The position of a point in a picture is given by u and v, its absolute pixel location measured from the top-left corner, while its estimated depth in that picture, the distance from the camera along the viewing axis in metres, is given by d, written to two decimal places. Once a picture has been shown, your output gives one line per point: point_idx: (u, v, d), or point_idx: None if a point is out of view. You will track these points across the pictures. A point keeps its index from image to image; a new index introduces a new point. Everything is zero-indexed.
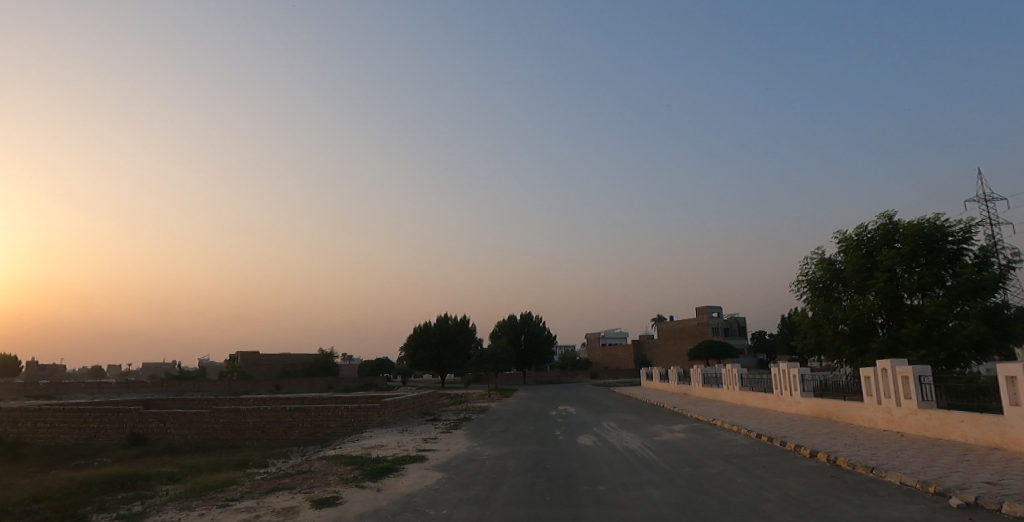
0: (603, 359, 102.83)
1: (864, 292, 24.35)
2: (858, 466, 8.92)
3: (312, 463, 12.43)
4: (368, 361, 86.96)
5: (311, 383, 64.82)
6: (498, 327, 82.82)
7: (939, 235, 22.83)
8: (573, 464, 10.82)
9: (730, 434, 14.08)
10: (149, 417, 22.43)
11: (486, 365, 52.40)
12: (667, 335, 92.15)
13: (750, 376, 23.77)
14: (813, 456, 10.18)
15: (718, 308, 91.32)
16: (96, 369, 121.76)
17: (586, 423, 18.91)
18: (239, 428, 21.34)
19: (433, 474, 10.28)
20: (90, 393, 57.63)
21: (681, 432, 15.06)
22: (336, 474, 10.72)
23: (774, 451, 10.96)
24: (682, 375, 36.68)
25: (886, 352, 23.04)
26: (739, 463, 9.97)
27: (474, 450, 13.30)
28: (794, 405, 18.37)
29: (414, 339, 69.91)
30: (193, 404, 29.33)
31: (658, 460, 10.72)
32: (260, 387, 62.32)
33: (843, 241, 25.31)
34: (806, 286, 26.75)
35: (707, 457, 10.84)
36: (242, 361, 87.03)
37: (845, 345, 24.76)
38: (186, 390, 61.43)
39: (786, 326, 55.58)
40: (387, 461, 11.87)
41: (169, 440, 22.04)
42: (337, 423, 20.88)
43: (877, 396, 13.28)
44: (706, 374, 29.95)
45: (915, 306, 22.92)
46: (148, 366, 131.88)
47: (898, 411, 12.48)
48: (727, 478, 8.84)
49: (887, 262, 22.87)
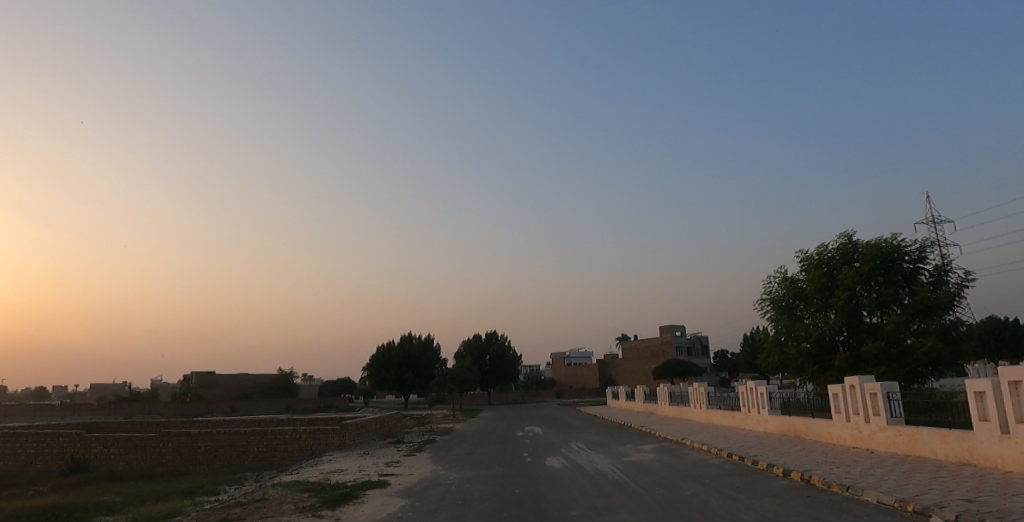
0: (567, 379, 102.61)
1: (825, 310, 24.63)
2: (834, 484, 8.74)
3: (265, 491, 11.74)
4: (329, 382, 85.03)
5: (269, 405, 62.93)
6: (463, 346, 82.00)
7: (896, 254, 23.28)
8: (541, 488, 10.41)
9: (700, 454, 13.86)
10: (92, 442, 21.24)
11: (450, 385, 51.68)
12: (631, 354, 92.52)
13: (715, 395, 23.74)
14: (786, 476, 9.99)
15: (681, 327, 92.25)
16: (42, 392, 116.68)
17: (553, 444, 18.52)
18: (190, 454, 20.35)
19: (395, 501, 9.77)
20: (32, 416, 54.88)
21: (651, 453, 14.76)
22: (290, 502, 10.10)
23: (746, 471, 10.76)
24: (647, 394, 36.58)
25: (848, 370, 23.28)
26: (713, 484, 9.72)
27: (438, 474, 12.80)
28: (761, 423, 18.31)
29: (377, 359, 68.67)
30: (141, 427, 27.98)
31: (630, 482, 10.42)
32: (215, 409, 60.26)
33: (804, 260, 25.63)
34: (769, 305, 26.97)
35: (679, 478, 10.56)
36: (198, 381, 84.32)
37: (807, 363, 24.95)
38: (136, 412, 58.97)
39: (749, 345, 56.23)
40: (346, 487, 11.29)
41: (113, 466, 20.87)
42: (294, 447, 20.06)
43: (846, 413, 13.24)
44: (672, 392, 29.88)
45: (874, 324, 23.25)
46: (98, 388, 127.00)
47: (867, 428, 12.44)
48: (701, 501, 8.57)
49: (847, 281, 23.19)
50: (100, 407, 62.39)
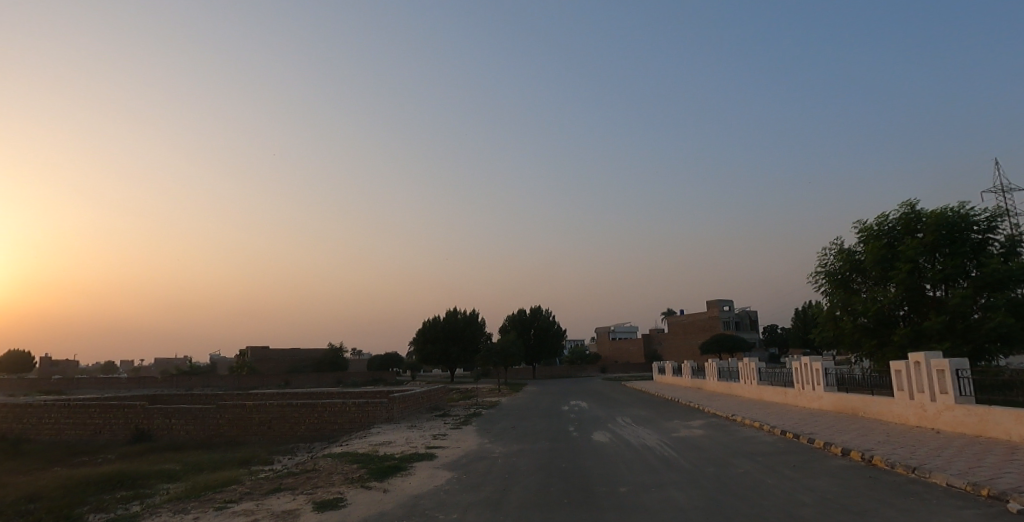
0: (613, 354, 102.23)
1: (885, 283, 23.65)
2: (897, 465, 8.34)
3: (316, 461, 11.93)
4: (377, 356, 86.73)
5: (320, 378, 64.59)
6: (508, 321, 82.35)
7: (963, 224, 22.09)
8: (588, 464, 10.26)
9: (751, 431, 13.50)
10: (153, 413, 22.08)
11: (496, 360, 52.07)
12: (677, 329, 91.46)
13: (767, 370, 23.14)
14: (845, 455, 9.59)
15: (729, 302, 90.51)
16: (110, 365, 122.60)
17: (599, 419, 18.37)
18: (245, 424, 20.97)
19: (442, 474, 9.76)
20: (101, 388, 57.72)
21: (700, 429, 14.44)
22: (340, 473, 10.22)
23: (801, 450, 10.38)
24: (695, 370, 36.07)
25: (908, 346, 22.35)
26: (767, 463, 9.39)
27: (484, 447, 12.79)
28: (816, 400, 17.74)
29: (423, 334, 69.63)
30: (200, 399, 29.01)
31: (679, 459, 10.17)
32: (269, 382, 62.25)
33: (863, 231, 24.57)
34: (824, 278, 26.04)
35: (731, 456, 10.25)
36: (253, 355, 87.21)
37: (865, 338, 24.06)
38: (195, 385, 61.40)
39: (801, 319, 54.85)
40: (394, 459, 11.38)
41: (173, 436, 21.68)
42: (344, 419, 20.42)
43: (909, 391, 12.65)
44: (721, 368, 29.31)
45: (938, 298, 22.21)
46: (161, 362, 132.84)
47: (932, 407, 11.84)
48: (755, 479, 8.27)
49: (909, 253, 22.14)
50: (163, 380, 65.20)
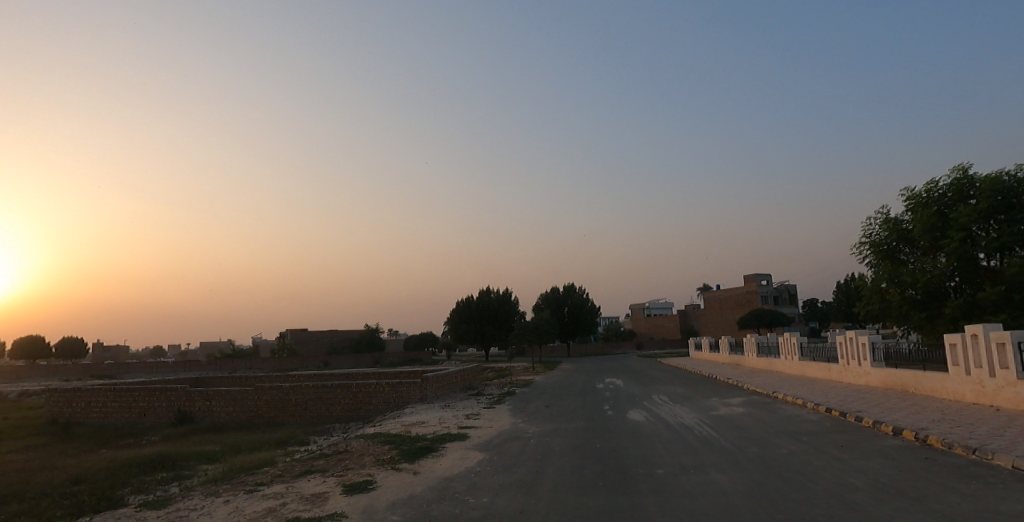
0: (648, 330, 101.38)
1: (934, 253, 22.63)
2: (957, 446, 7.82)
3: (349, 443, 11.88)
4: (412, 335, 87.50)
5: (358, 359, 65.35)
6: (541, 299, 82.12)
7: (1021, 189, 20.91)
8: (624, 444, 9.92)
9: (794, 408, 13.02)
10: (195, 395, 22.49)
11: (530, 338, 51.96)
12: (714, 304, 90.10)
13: (809, 346, 22.43)
14: (897, 434, 9.09)
15: (767, 276, 88.68)
16: (158, 350, 126.73)
17: (635, 397, 18.02)
18: (282, 406, 21.20)
19: (474, 455, 9.53)
20: (147, 372, 59.44)
21: (740, 406, 13.99)
22: (372, 455, 10.10)
23: (849, 428, 9.89)
24: (733, 345, 35.39)
25: (960, 318, 21.42)
26: (813, 443, 8.93)
27: (517, 427, 12.55)
28: (863, 376, 17.06)
29: (457, 313, 69.90)
30: (240, 381, 29.51)
31: (719, 438, 9.78)
32: (308, 363, 63.31)
33: (910, 199, 23.51)
34: (869, 248, 25.05)
35: (774, 435, 9.81)
36: (292, 338, 88.77)
37: (914, 310, 23.14)
38: (238, 368, 62.83)
39: (843, 292, 53.44)
40: (426, 439, 11.25)
41: (214, 418, 22.06)
42: (379, 399, 20.47)
43: (965, 366, 11.99)
44: (761, 343, 28.60)
45: (993, 268, 21.17)
46: (205, 346, 136.51)
47: (991, 383, 11.21)
48: (802, 460, 7.85)
49: (962, 220, 21.07)
50: (205, 363, 66.69)
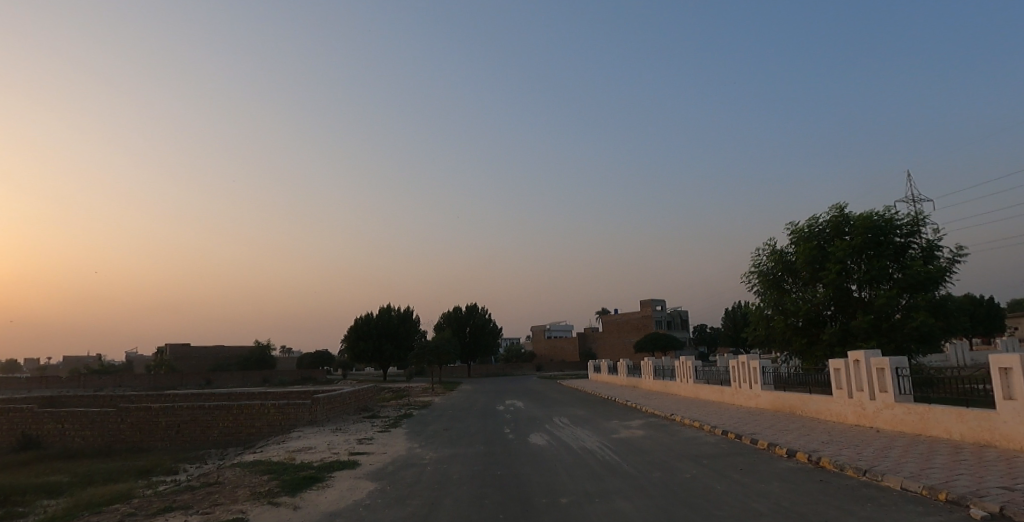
0: (547, 352, 102.48)
1: (814, 284, 24.03)
2: (848, 468, 7.97)
3: (221, 472, 10.75)
4: (306, 354, 83.90)
5: (245, 377, 61.59)
6: (442, 319, 81.20)
7: (889, 227, 22.62)
8: (526, 471, 9.51)
9: (691, 431, 13.12)
10: (45, 417, 20.04)
11: (429, 358, 50.87)
12: (611, 328, 92.51)
13: (703, 369, 23.09)
14: (791, 456, 9.21)
15: (661, 302, 92.21)
16: (14, 363, 114.70)
17: (535, 420, 17.73)
18: (151, 429, 19.28)
19: (364, 485, 8.78)
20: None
21: (640, 429, 13.97)
22: (247, 487, 9.12)
23: (745, 451, 9.98)
24: (630, 368, 36.12)
25: (836, 345, 22.77)
26: (713, 466, 8.90)
27: (413, 453, 11.88)
28: (753, 398, 17.65)
29: (355, 330, 67.59)
30: (103, 401, 26.75)
31: (622, 463, 9.56)
32: (189, 382, 58.98)
33: (794, 233, 24.93)
34: (757, 278, 26.29)
35: (675, 458, 9.74)
36: (172, 353, 82.71)
37: (795, 337, 24.40)
38: (107, 385, 57.54)
39: (730, 319, 56.24)
40: (311, 468, 10.34)
41: (68, 443, 19.71)
42: (262, 422, 19.02)
43: (848, 389, 12.54)
44: (657, 366, 29.30)
45: (864, 298, 22.70)
46: (70, 360, 124.75)
47: (872, 405, 11.74)
48: (705, 485, 7.73)
49: (839, 254, 22.51)
50: (69, 379, 60.56)
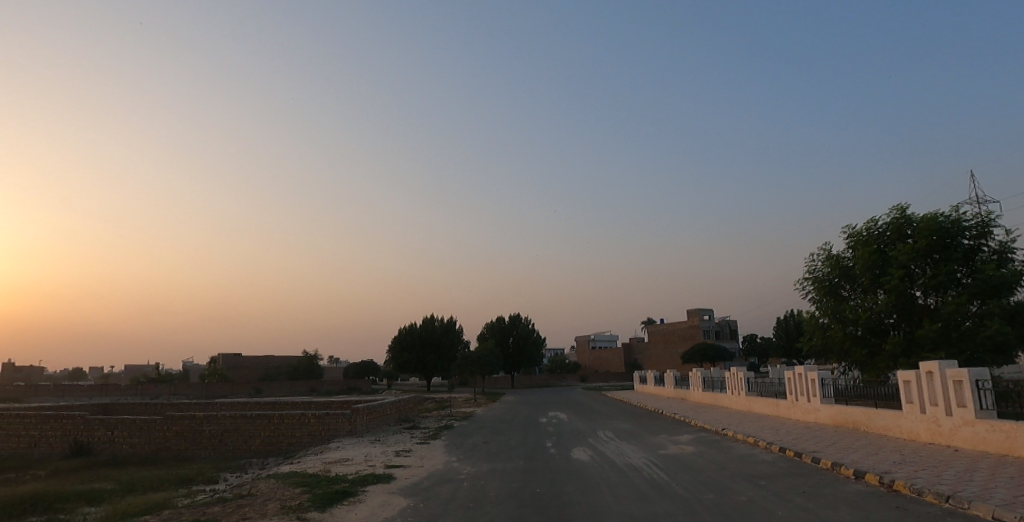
0: (592, 362, 101.15)
1: (875, 290, 22.73)
2: (927, 493, 7.16)
3: (255, 484, 10.49)
4: (352, 364, 84.73)
5: (292, 387, 62.39)
6: (486, 329, 80.97)
7: (955, 229, 21.25)
8: (567, 489, 8.95)
9: (745, 447, 12.30)
10: (95, 425, 20.41)
11: (473, 368, 50.54)
12: (657, 338, 90.70)
13: (757, 380, 22.04)
14: (859, 478, 8.40)
15: (709, 311, 89.96)
16: (78, 371, 119.50)
17: (579, 433, 17.11)
18: (195, 437, 19.39)
19: (397, 501, 8.37)
20: (58, 397, 55.06)
21: (690, 445, 13.23)
22: (278, 500, 8.82)
23: (807, 471, 9.20)
24: (679, 379, 35.00)
25: (900, 355, 21.44)
26: (772, 488, 8.16)
27: (450, 467, 11.42)
28: (812, 413, 16.64)
29: (399, 341, 67.86)
30: (153, 409, 27.23)
31: (672, 482, 8.89)
32: (239, 391, 60.06)
33: (851, 237, 23.67)
34: (812, 284, 25.08)
35: (729, 478, 9.02)
36: (224, 362, 84.65)
37: (855, 347, 23.11)
38: (160, 394, 59.06)
39: (782, 329, 54.23)
40: (345, 481, 9.98)
41: (116, 450, 19.98)
42: (303, 432, 18.89)
43: (920, 404, 11.57)
44: (706, 377, 28.22)
45: (930, 305, 21.34)
46: (130, 369, 129.39)
47: (948, 422, 10.77)
48: (763, 509, 7.04)
49: (901, 258, 21.23)
50: (125, 388, 62.39)
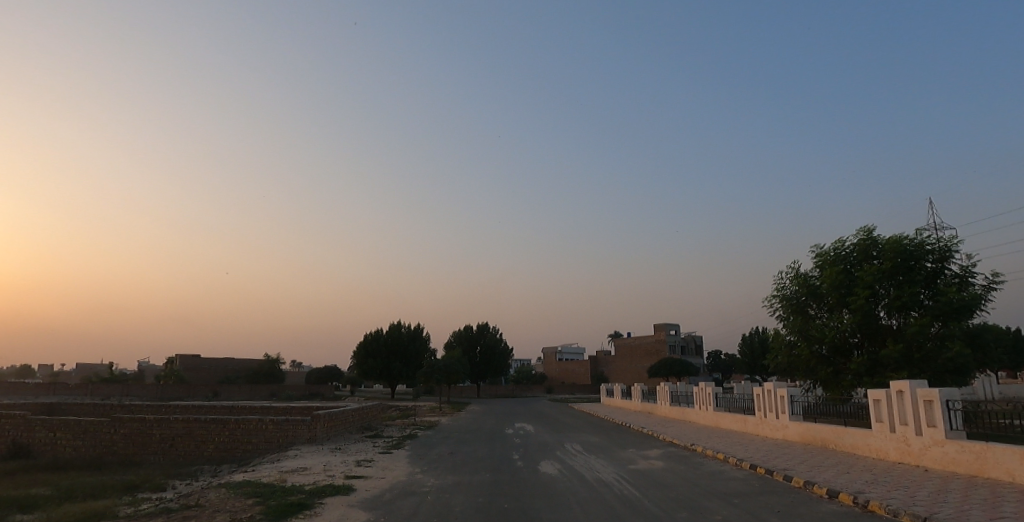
0: (559, 374, 101.08)
1: (841, 310, 22.94)
2: (903, 514, 7.01)
3: (205, 494, 9.93)
4: (316, 369, 83.15)
5: (252, 392, 60.85)
6: (453, 337, 80.33)
7: (920, 252, 21.57)
8: (535, 504, 8.62)
9: (715, 464, 12.13)
10: (37, 426, 19.40)
11: (439, 376, 49.93)
12: (623, 351, 91.08)
13: (724, 396, 22.02)
14: (832, 497, 8.24)
15: (675, 326, 90.73)
16: (27, 369, 115.03)
17: (546, 445, 16.79)
18: (144, 441, 18.54)
19: (355, 515, 7.93)
20: (2, 395, 52.83)
21: (659, 460, 13.04)
22: (227, 512, 8.30)
23: (780, 489, 9.03)
24: (646, 392, 34.97)
25: (864, 374, 21.64)
26: (746, 506, 7.94)
27: (413, 479, 10.99)
28: (780, 429, 16.61)
29: (364, 347, 66.82)
30: (101, 411, 26.12)
31: (643, 499, 8.63)
32: (196, 394, 58.34)
33: (819, 256, 23.91)
34: (779, 302, 25.24)
35: (701, 495, 8.80)
36: (182, 364, 82.32)
37: (820, 366, 23.26)
38: (113, 395, 57.16)
39: (746, 345, 54.81)
40: (301, 492, 9.50)
41: (58, 453, 19.01)
42: (259, 438, 18.21)
43: (890, 423, 11.55)
44: (674, 392, 28.20)
45: (893, 326, 21.60)
46: (81, 369, 125.00)
47: (918, 442, 10.74)
48: None
49: (867, 279, 21.47)
50: (75, 387, 60.04)
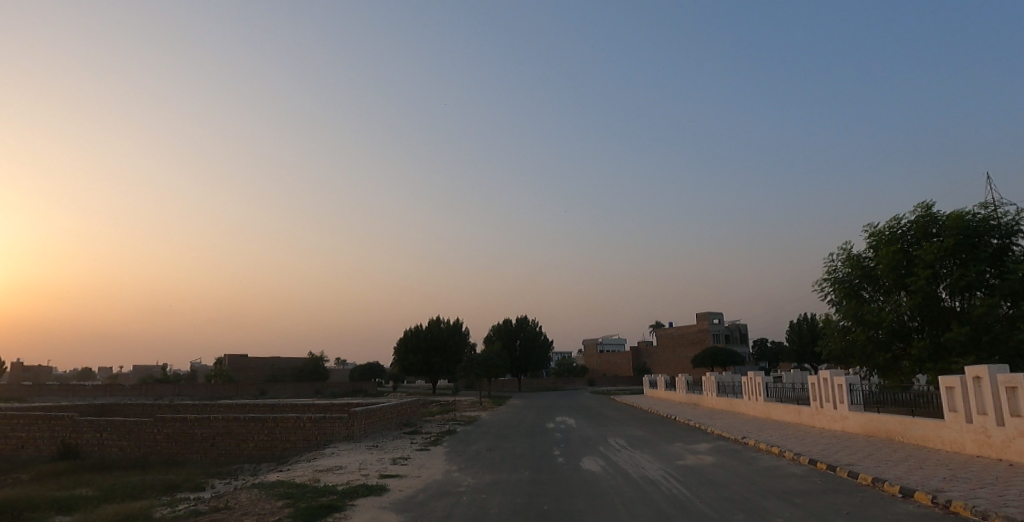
0: (601, 366, 100.10)
1: (898, 292, 21.65)
2: (993, 516, 6.22)
3: (236, 495, 9.65)
4: (359, 366, 83.98)
5: (297, 389, 61.66)
6: (493, 332, 80.12)
7: (984, 228, 20.18)
8: (577, 505, 8.05)
9: (771, 459, 11.36)
10: (83, 426, 19.66)
11: (479, 371, 49.65)
12: (666, 342, 89.47)
13: (775, 386, 21.06)
14: (908, 497, 7.45)
15: (719, 315, 88.67)
16: (86, 371, 119.21)
17: (589, 440, 16.19)
18: (186, 441, 18.61)
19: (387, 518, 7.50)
20: (62, 397, 54.64)
21: (709, 455, 12.31)
22: (256, 514, 7.97)
23: (846, 487, 8.27)
24: (691, 384, 33.96)
25: (926, 359, 20.37)
26: (811, 507, 7.23)
27: (449, 478, 10.53)
28: (839, 420, 15.68)
29: (404, 343, 67.09)
30: (147, 411, 26.50)
31: (695, 499, 7.96)
32: (243, 392, 59.42)
33: (873, 236, 22.61)
34: (831, 286, 24.02)
35: (760, 495, 8.09)
36: (230, 363, 84.06)
37: (878, 352, 22.04)
38: (165, 394, 58.63)
39: (794, 333, 52.94)
40: (333, 493, 9.13)
41: (104, 453, 19.24)
42: (298, 436, 18.07)
43: (966, 413, 10.63)
44: (722, 382, 27.21)
45: (957, 308, 20.27)
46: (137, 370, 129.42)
47: (999, 433, 9.82)
48: None
49: (927, 258, 20.16)
50: (130, 388, 61.75)
